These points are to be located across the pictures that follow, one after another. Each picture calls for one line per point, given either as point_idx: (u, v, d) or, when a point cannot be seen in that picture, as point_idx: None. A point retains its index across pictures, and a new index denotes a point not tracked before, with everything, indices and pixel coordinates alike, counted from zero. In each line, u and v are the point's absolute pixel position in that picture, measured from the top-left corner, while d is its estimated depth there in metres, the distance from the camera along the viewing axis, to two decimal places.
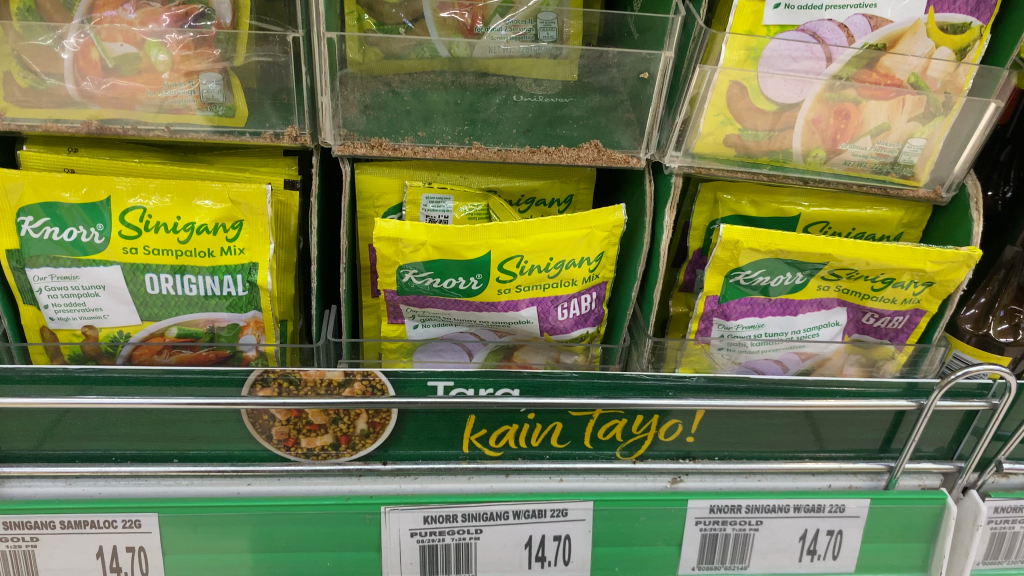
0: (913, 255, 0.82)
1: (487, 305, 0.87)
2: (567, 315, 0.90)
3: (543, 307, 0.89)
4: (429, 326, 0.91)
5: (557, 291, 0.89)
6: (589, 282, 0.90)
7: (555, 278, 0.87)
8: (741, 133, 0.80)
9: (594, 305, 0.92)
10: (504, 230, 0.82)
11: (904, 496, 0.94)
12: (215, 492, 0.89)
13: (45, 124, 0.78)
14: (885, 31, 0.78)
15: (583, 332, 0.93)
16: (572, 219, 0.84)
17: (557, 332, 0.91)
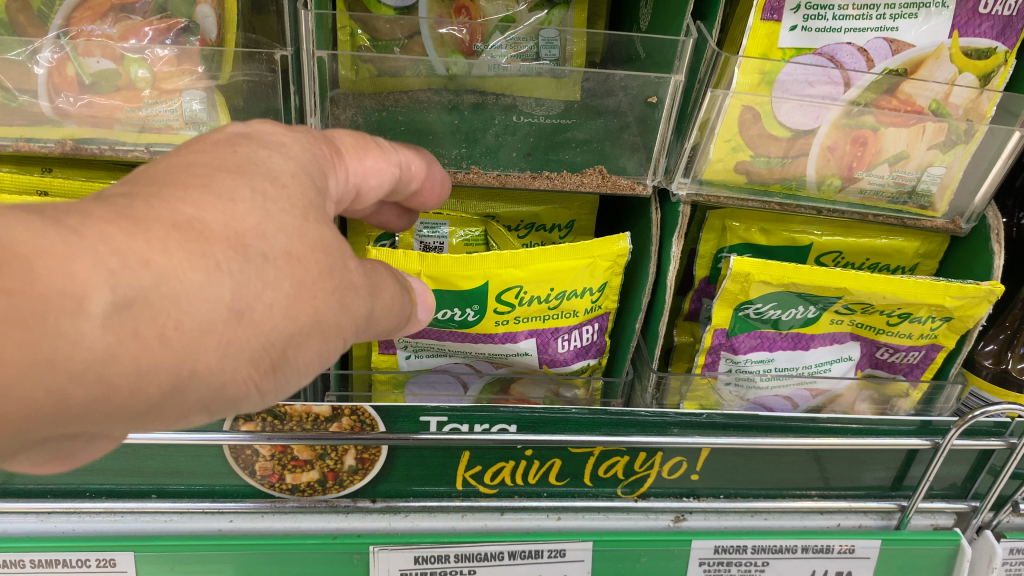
0: (931, 290, 0.78)
1: (485, 337, 0.84)
2: (567, 347, 0.87)
3: (543, 338, 0.85)
4: (424, 357, 0.88)
5: (557, 322, 0.85)
6: (591, 313, 0.86)
7: (556, 307, 0.83)
8: (753, 160, 0.77)
9: (596, 337, 0.88)
10: (501, 260, 0.78)
11: (916, 537, 0.90)
12: (196, 529, 0.84)
13: (16, 143, 0.74)
14: (907, 55, 0.74)
15: (583, 365, 0.90)
16: (575, 249, 0.79)
17: (557, 364, 0.88)
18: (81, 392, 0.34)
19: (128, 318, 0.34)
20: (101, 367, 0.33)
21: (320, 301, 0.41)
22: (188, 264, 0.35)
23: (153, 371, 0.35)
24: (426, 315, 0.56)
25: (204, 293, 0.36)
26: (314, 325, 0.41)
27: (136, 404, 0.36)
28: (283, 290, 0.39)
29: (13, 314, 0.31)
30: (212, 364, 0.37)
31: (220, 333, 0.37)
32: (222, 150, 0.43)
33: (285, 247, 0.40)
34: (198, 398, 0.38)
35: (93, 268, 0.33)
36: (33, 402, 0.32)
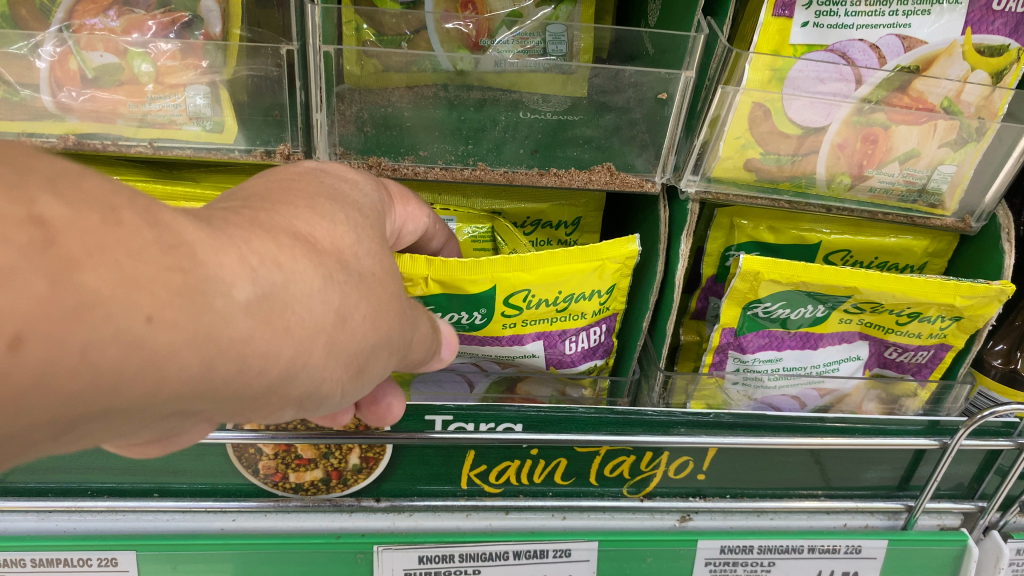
0: (941, 289, 0.77)
1: (491, 338, 0.84)
2: (574, 348, 0.86)
3: (550, 340, 0.85)
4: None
5: (564, 325, 0.84)
6: (599, 315, 0.86)
7: (564, 311, 0.83)
8: (763, 157, 0.76)
9: (604, 338, 0.88)
10: (509, 264, 0.77)
11: (923, 537, 0.89)
12: (199, 528, 0.84)
13: (18, 138, 0.72)
14: (919, 52, 0.73)
15: (592, 364, 0.89)
16: (584, 252, 0.78)
17: (565, 365, 0.88)
18: (219, 373, 0.35)
19: (268, 308, 0.36)
20: (240, 350, 0.36)
21: (391, 323, 0.44)
22: (309, 268, 0.39)
23: (274, 362, 0.37)
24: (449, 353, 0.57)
25: (321, 295, 0.39)
26: (385, 341, 0.44)
27: (249, 394, 0.38)
28: (370, 309, 0.42)
29: (186, 289, 0.33)
30: (317, 364, 0.40)
31: (328, 335, 0.40)
32: (308, 179, 0.47)
33: (370, 267, 0.43)
34: (289, 397, 0.41)
35: (240, 263, 0.35)
36: (183, 380, 0.34)
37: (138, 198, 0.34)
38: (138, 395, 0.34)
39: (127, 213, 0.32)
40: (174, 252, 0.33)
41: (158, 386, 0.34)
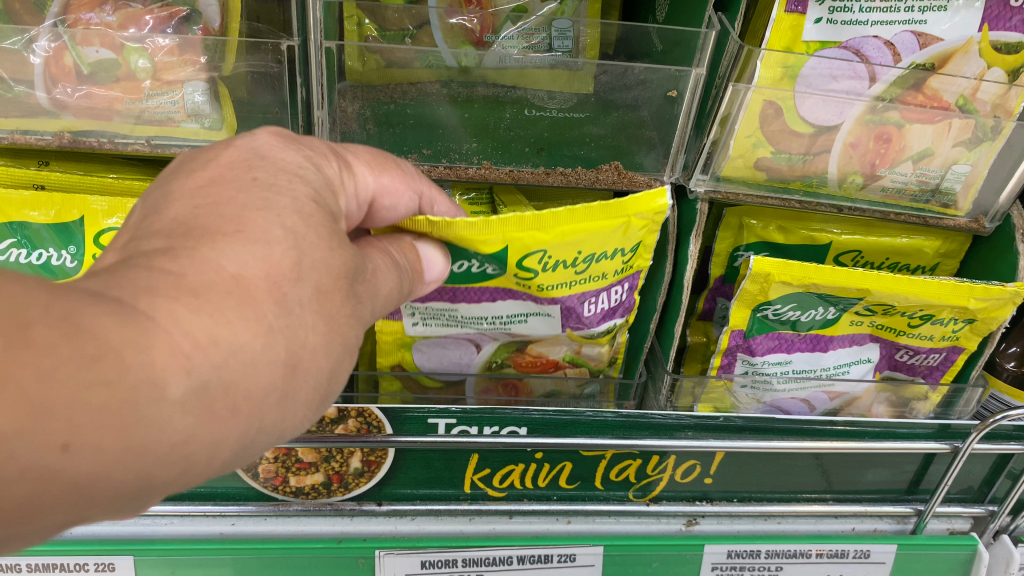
0: (954, 291, 0.75)
1: (504, 294, 0.76)
2: (594, 311, 0.79)
3: (567, 304, 0.77)
4: (432, 328, 0.80)
5: (583, 287, 0.76)
6: (621, 274, 0.77)
7: (584, 273, 0.74)
8: (774, 156, 0.74)
9: (625, 297, 0.80)
10: (526, 224, 0.67)
11: (931, 542, 0.88)
12: (196, 532, 0.82)
13: (12, 135, 0.71)
14: (935, 49, 0.71)
15: (610, 326, 0.82)
16: (609, 207, 0.69)
17: (582, 329, 0.80)
18: (166, 466, 0.38)
19: (208, 395, 0.38)
20: (183, 442, 0.37)
21: (347, 330, 0.46)
22: (249, 330, 0.39)
23: (224, 437, 0.39)
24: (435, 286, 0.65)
25: (266, 364, 0.40)
26: (343, 349, 0.46)
27: (211, 467, 0.41)
28: (321, 334, 0.44)
29: (113, 406, 0.34)
30: (272, 414, 0.42)
31: (278, 388, 0.41)
32: (239, 182, 0.45)
33: (317, 282, 0.43)
34: (254, 448, 0.44)
35: (171, 357, 0.36)
36: (124, 487, 0.36)
37: (53, 302, 0.34)
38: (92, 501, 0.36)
39: (40, 331, 0.32)
40: (93, 367, 0.33)
41: (108, 492, 0.36)
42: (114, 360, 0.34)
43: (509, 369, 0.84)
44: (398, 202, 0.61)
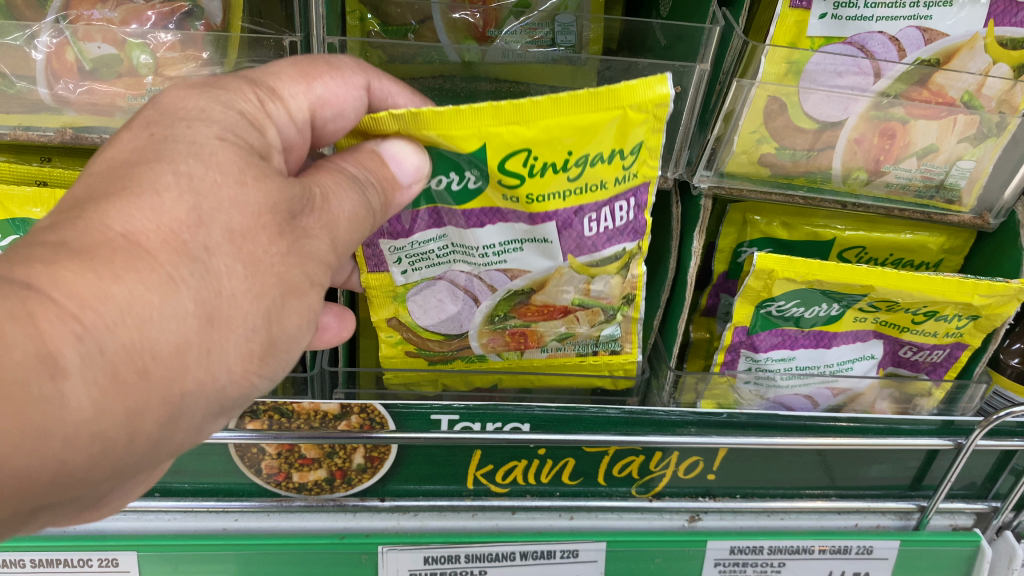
0: (958, 287, 0.75)
1: (488, 218, 0.69)
2: (594, 229, 0.70)
3: (563, 219, 0.69)
4: (421, 272, 0.74)
5: (581, 200, 0.67)
6: (625, 186, 0.68)
7: (577, 180, 0.66)
8: (777, 152, 0.74)
9: (631, 216, 0.70)
10: (501, 114, 0.60)
11: (935, 538, 0.87)
12: (201, 528, 0.82)
13: (14, 132, 0.70)
14: (940, 45, 0.71)
15: (615, 252, 0.73)
16: (597, 95, 0.60)
17: (584, 253, 0.72)
18: (88, 435, 0.43)
19: (109, 361, 0.42)
20: (95, 407, 0.42)
21: (279, 269, 0.49)
22: (147, 290, 0.43)
23: (145, 395, 0.44)
24: (418, 186, 0.62)
25: (174, 324, 0.44)
26: (280, 288, 0.49)
27: (139, 434, 0.46)
28: (243, 280, 0.47)
29: (4, 388, 0.38)
30: (200, 366, 0.46)
31: (197, 341, 0.46)
32: (142, 138, 0.48)
33: (229, 224, 0.46)
34: (189, 413, 0.48)
35: (62, 330, 0.40)
36: (53, 460, 0.42)
37: None
38: (13, 483, 0.41)
39: None
40: None
41: (27, 470, 0.41)
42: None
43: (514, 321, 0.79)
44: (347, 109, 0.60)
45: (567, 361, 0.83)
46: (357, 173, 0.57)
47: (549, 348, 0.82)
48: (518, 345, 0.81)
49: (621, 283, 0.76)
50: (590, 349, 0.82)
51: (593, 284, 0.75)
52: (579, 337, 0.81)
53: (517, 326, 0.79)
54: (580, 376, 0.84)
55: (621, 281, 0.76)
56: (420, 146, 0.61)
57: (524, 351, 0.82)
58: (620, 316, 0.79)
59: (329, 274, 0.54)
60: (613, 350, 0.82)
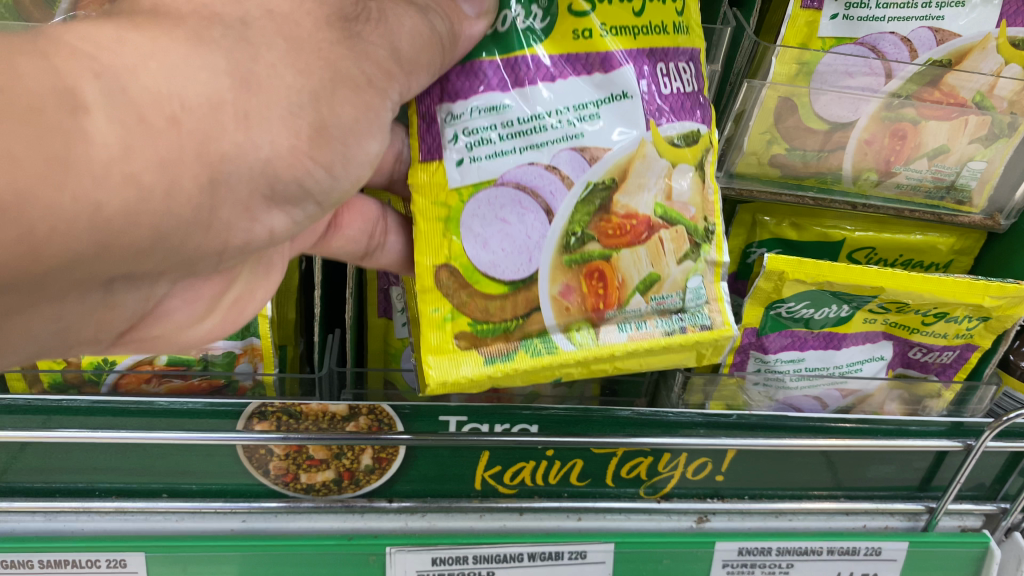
0: (969, 288, 0.75)
1: (560, 67, 0.62)
2: (669, 90, 0.64)
3: (638, 67, 0.63)
4: (482, 164, 0.62)
5: (650, 43, 0.63)
6: (687, 39, 0.64)
7: (641, 16, 0.63)
8: (788, 154, 0.74)
9: (694, 83, 0.65)
10: None
11: (944, 539, 0.87)
12: (209, 528, 0.83)
13: None
14: (952, 46, 0.70)
15: (687, 131, 0.65)
16: None
17: (665, 125, 0.64)
18: (117, 196, 0.37)
19: (134, 102, 0.38)
20: (128, 155, 0.37)
21: (326, 54, 0.47)
22: (179, 61, 0.40)
23: (180, 157, 0.40)
24: (484, 22, 0.59)
25: (200, 73, 0.41)
26: (326, 81, 0.47)
27: (178, 200, 0.41)
28: (289, 72, 0.45)
29: (42, 131, 0.34)
30: (240, 143, 0.42)
31: (233, 102, 0.42)
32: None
33: (262, 23, 0.45)
34: (230, 194, 0.44)
35: (81, 63, 0.36)
36: (76, 216, 0.36)
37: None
38: (53, 232, 0.35)
39: None
40: None
41: (57, 214, 0.35)
42: (5, 69, 0.34)
43: (593, 247, 0.64)
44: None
45: (653, 342, 0.66)
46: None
47: (628, 324, 0.66)
48: (594, 314, 0.66)
49: (700, 191, 0.67)
50: (674, 328, 0.67)
51: (673, 177, 0.65)
52: (665, 295, 0.67)
53: (594, 261, 0.65)
54: (665, 363, 0.68)
55: (699, 179, 0.67)
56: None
57: (600, 327, 0.66)
58: (702, 261, 0.67)
59: (392, 86, 0.53)
60: (705, 326, 0.67)
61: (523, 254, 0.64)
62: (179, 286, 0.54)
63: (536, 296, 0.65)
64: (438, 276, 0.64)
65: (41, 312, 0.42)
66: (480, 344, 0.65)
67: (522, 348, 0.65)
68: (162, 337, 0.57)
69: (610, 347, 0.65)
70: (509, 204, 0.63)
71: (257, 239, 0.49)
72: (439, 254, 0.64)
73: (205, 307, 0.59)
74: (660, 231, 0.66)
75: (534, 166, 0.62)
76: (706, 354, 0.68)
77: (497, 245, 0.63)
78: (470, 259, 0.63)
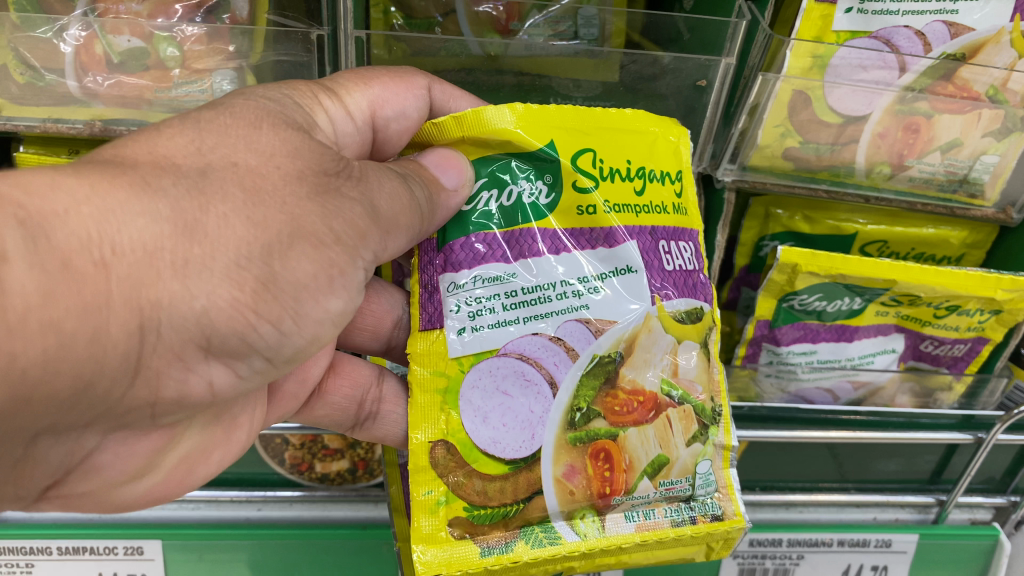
0: (982, 282, 0.76)
1: (565, 239, 0.68)
2: (672, 266, 0.70)
3: (642, 241, 0.69)
4: (483, 333, 0.66)
5: (652, 221, 0.70)
6: (681, 218, 0.71)
7: (643, 196, 0.69)
8: (802, 146, 0.75)
9: (692, 262, 0.72)
10: (580, 112, 0.67)
11: (954, 532, 0.88)
12: (224, 517, 0.83)
13: (45, 123, 0.70)
14: (965, 39, 0.71)
15: (690, 308, 0.71)
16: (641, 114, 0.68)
17: (667, 299, 0.70)
18: (36, 344, 0.41)
19: (58, 250, 0.41)
20: (47, 299, 0.41)
21: (291, 209, 0.50)
22: (127, 210, 0.44)
23: (102, 307, 0.43)
24: (460, 193, 0.65)
25: (136, 222, 0.44)
26: (290, 233, 0.50)
27: (102, 345, 0.44)
28: (240, 224, 0.48)
29: None
30: (175, 293, 0.46)
31: (172, 253, 0.46)
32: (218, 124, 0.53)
33: (247, 168, 0.51)
34: (162, 342, 0.47)
35: (48, 209, 0.42)
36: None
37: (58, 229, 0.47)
38: None
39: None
40: None
41: None
42: None
43: (599, 425, 0.67)
44: (403, 108, 0.70)
45: (661, 532, 0.68)
46: (403, 172, 0.61)
47: (636, 512, 0.68)
48: (598, 503, 0.67)
49: (704, 369, 0.71)
50: (684, 516, 0.70)
51: (679, 353, 0.70)
52: (673, 480, 0.69)
53: (600, 440, 0.67)
54: (673, 549, 0.70)
55: (703, 356, 0.72)
56: (461, 162, 0.65)
57: (605, 516, 0.68)
58: (710, 445, 0.71)
59: (366, 244, 0.56)
60: (716, 517, 0.70)
61: (527, 430, 0.66)
62: (111, 440, 0.59)
63: (538, 480, 0.66)
64: (432, 451, 0.66)
65: (38, 453, 0.53)
66: (476, 533, 0.66)
67: (522, 537, 0.66)
68: (93, 493, 0.63)
69: (616, 536, 0.67)
70: (511, 375, 0.66)
71: (193, 392, 0.54)
72: (438, 432, 0.66)
73: (143, 463, 0.63)
74: (665, 410, 0.69)
75: (538, 336, 0.67)
76: (713, 545, 0.72)
77: (497, 422, 0.66)
78: (470, 434, 0.66)
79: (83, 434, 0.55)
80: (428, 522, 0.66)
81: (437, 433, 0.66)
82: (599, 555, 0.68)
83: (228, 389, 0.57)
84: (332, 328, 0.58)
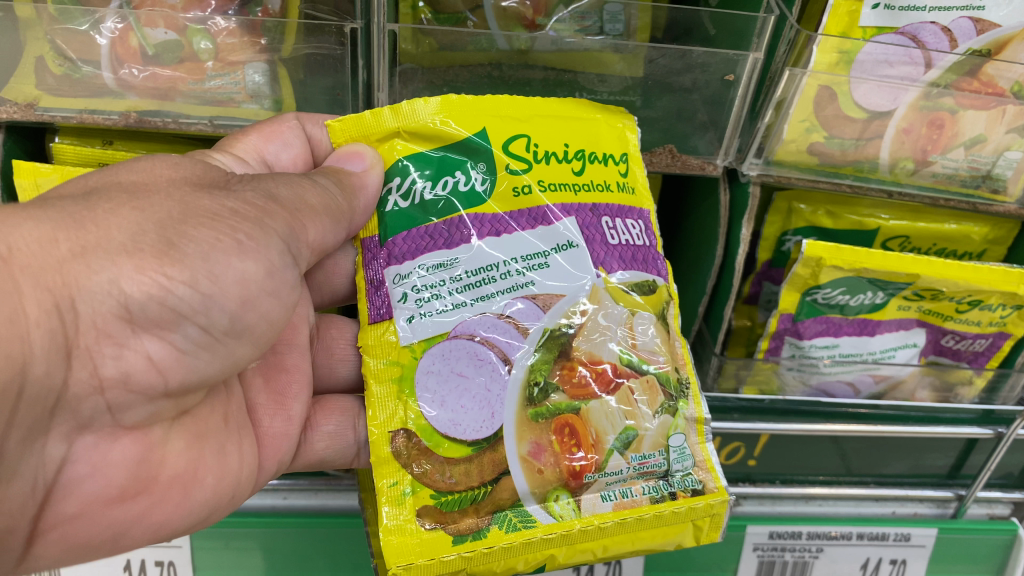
0: (1004, 276, 0.77)
1: (508, 222, 0.71)
2: (617, 239, 0.73)
3: (583, 219, 0.73)
4: (433, 316, 0.69)
5: (595, 199, 0.74)
6: (627, 196, 0.75)
7: (583, 176, 0.74)
8: (827, 141, 0.75)
9: (642, 236, 0.75)
10: (511, 102, 0.72)
11: (973, 526, 0.89)
12: (249, 506, 0.87)
13: (80, 115, 0.71)
14: (992, 35, 0.71)
15: (641, 278, 0.73)
16: (573, 103, 0.74)
17: (615, 272, 0.72)
18: None
19: None
20: None
21: (169, 198, 0.56)
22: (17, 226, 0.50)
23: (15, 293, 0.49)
24: (371, 174, 0.70)
25: (27, 224, 0.50)
26: (182, 213, 0.55)
27: (24, 325, 0.49)
28: (128, 213, 0.53)
29: None
30: (83, 274, 0.51)
31: (68, 257, 0.51)
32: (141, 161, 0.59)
33: (144, 180, 0.57)
34: (84, 319, 0.51)
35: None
36: None
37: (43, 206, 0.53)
38: None
39: None
40: None
41: None
42: None
43: (557, 399, 0.69)
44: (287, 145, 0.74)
45: (639, 510, 0.68)
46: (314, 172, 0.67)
47: (611, 491, 0.69)
48: (570, 483, 0.68)
49: (665, 340, 0.74)
50: (663, 493, 0.70)
51: (636, 329, 0.72)
52: (646, 454, 0.70)
53: (562, 414, 0.69)
54: (658, 532, 0.70)
55: (664, 329, 0.74)
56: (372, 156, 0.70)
57: (579, 497, 0.68)
58: (681, 418, 0.72)
59: (275, 219, 0.60)
60: (695, 492, 0.70)
61: (486, 409, 0.68)
62: (81, 446, 0.59)
63: (503, 460, 0.67)
64: (393, 441, 0.68)
65: (9, 457, 0.54)
66: (444, 520, 0.66)
67: (494, 521, 0.67)
68: (84, 516, 0.62)
69: (591, 516, 0.67)
70: (466, 357, 0.68)
71: (138, 372, 0.55)
72: (396, 421, 0.68)
73: (128, 479, 0.62)
74: (625, 385, 0.71)
75: (487, 316, 0.69)
76: (699, 525, 0.71)
77: (453, 404, 0.68)
78: (430, 421, 0.68)
79: (46, 438, 0.56)
80: (395, 514, 0.66)
81: (397, 422, 0.68)
82: (579, 540, 0.68)
83: (176, 367, 0.57)
84: (272, 301, 0.61)
